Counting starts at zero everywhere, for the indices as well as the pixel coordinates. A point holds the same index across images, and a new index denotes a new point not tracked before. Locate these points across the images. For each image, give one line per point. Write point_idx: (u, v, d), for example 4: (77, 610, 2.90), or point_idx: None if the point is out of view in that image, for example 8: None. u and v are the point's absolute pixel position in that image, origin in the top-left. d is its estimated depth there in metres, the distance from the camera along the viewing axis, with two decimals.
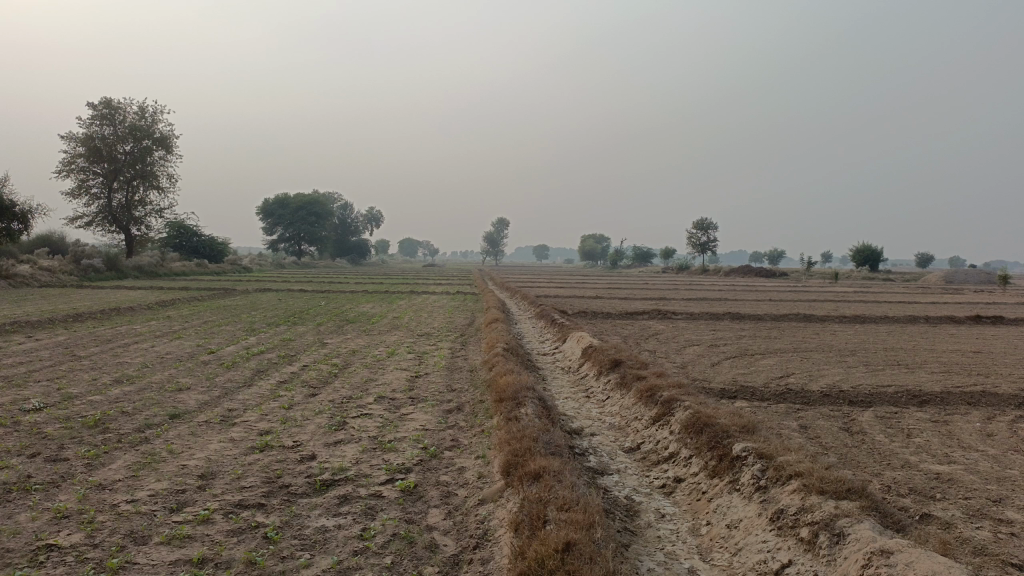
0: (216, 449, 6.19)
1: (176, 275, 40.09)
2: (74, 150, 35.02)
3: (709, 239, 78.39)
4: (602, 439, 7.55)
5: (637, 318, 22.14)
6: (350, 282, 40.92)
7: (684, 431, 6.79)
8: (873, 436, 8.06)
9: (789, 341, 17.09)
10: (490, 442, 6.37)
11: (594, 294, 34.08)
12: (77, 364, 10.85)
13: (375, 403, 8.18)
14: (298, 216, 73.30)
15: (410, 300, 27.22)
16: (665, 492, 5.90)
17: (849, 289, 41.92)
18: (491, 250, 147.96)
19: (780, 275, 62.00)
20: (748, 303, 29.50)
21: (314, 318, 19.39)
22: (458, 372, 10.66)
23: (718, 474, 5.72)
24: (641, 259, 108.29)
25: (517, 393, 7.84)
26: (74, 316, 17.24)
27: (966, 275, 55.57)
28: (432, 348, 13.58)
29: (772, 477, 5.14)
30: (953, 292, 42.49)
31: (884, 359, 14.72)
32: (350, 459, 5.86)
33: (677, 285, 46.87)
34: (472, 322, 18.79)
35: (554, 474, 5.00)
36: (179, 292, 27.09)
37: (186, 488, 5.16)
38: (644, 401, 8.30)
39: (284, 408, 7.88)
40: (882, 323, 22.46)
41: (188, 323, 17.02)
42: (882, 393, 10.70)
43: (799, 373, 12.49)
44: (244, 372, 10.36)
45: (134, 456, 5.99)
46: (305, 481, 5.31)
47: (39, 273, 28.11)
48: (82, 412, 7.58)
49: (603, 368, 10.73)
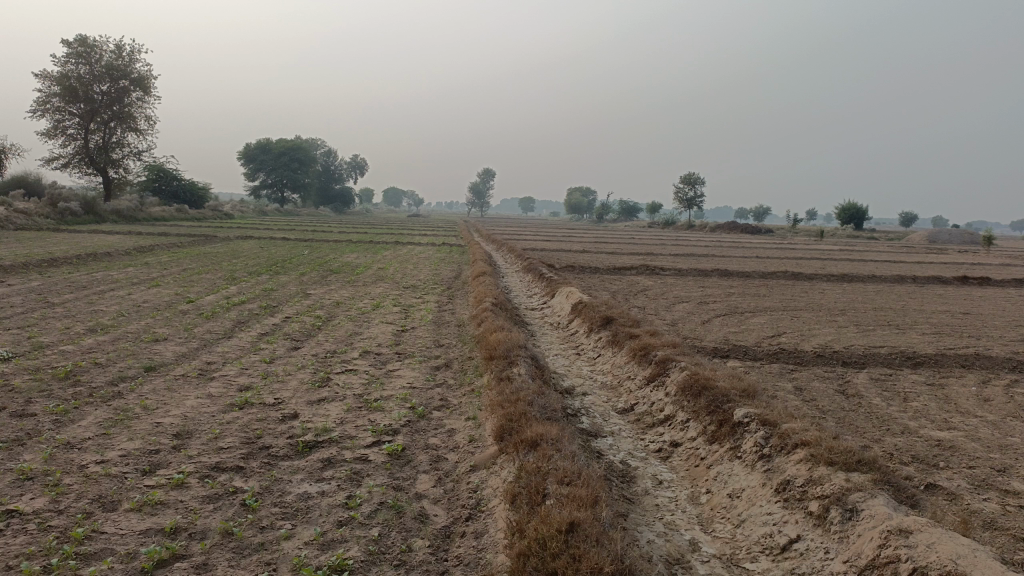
0: (193, 406, 5.89)
1: (156, 220, 39.35)
2: (49, 89, 33.89)
3: (696, 194, 77.89)
4: (594, 399, 7.33)
5: (625, 273, 21.87)
6: (334, 230, 40.33)
7: (681, 393, 6.57)
8: (869, 399, 7.90)
9: (778, 300, 16.92)
10: (480, 403, 6.13)
11: (581, 248, 33.82)
12: (50, 311, 10.47)
13: (360, 359, 7.89)
14: (280, 162, 72.12)
15: (394, 251, 26.83)
16: (661, 457, 5.68)
17: (834, 248, 41.90)
18: (478, 201, 147.03)
19: (766, 232, 61.83)
20: (735, 259, 29.30)
21: (297, 267, 18.99)
22: (445, 326, 10.37)
23: (717, 440, 5.50)
24: (628, 213, 107.94)
25: (508, 351, 7.59)
26: (49, 261, 16.77)
27: (950, 235, 55.68)
28: (418, 301, 13.26)
29: (776, 445, 4.90)
30: (937, 251, 42.57)
31: (874, 319, 14.59)
32: (335, 419, 5.58)
33: (662, 239, 46.73)
34: (459, 275, 18.48)
35: (550, 441, 4.75)
36: (159, 238, 26.55)
37: (160, 448, 4.88)
38: (638, 359, 8.08)
39: (265, 362, 7.60)
40: (869, 282, 22.35)
41: (168, 270, 16.56)
42: (876, 354, 10.57)
43: (790, 331, 12.32)
44: (224, 323, 10.03)
45: (105, 412, 5.68)
46: (287, 442, 5.03)
47: (14, 216, 27.42)
48: (53, 363, 7.24)
49: (593, 325, 10.47)
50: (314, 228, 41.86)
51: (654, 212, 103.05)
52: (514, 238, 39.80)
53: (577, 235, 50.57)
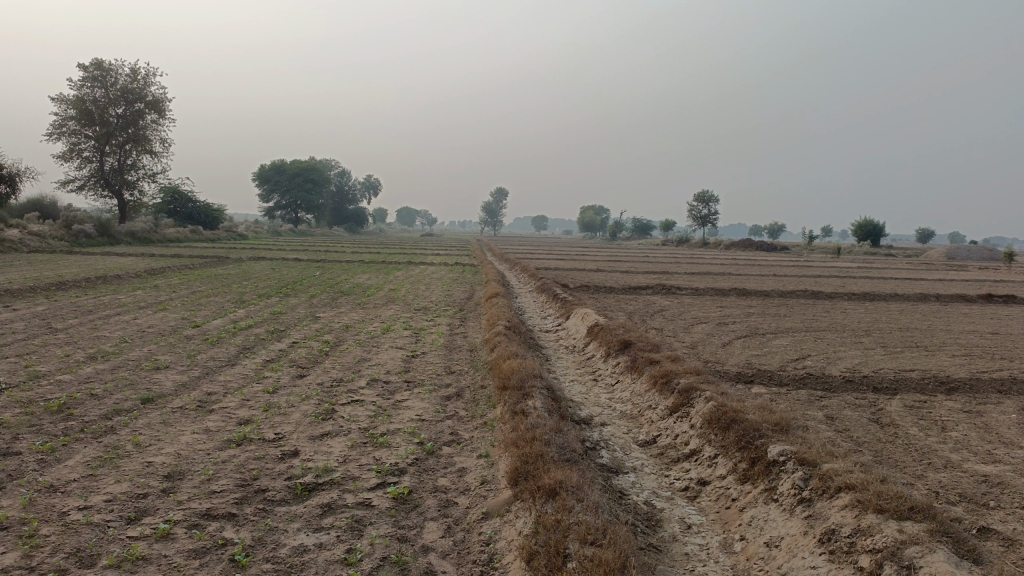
0: (188, 442, 5.53)
1: (170, 241, 39.30)
2: (65, 112, 34.07)
3: (710, 212, 77.28)
4: (613, 431, 6.92)
5: (640, 293, 21.44)
6: (348, 250, 40.14)
7: (707, 425, 6.15)
8: (905, 429, 7.44)
9: (800, 320, 16.44)
10: (493, 438, 5.75)
11: (595, 266, 33.39)
12: (52, 338, 10.19)
13: (367, 387, 7.53)
14: (294, 183, 72.33)
15: (407, 271, 26.54)
16: (688, 496, 5.26)
17: (854, 265, 41.20)
18: (490, 220, 147.11)
19: (781, 249, 61.12)
20: (752, 278, 28.79)
21: (307, 289, 18.68)
22: (457, 352, 10.00)
23: (749, 480, 5.08)
24: (641, 232, 107.56)
25: (523, 381, 7.19)
26: (58, 285, 16.56)
27: (969, 251, 54.84)
28: (430, 324, 12.90)
29: (817, 488, 4.48)
30: (958, 267, 41.81)
31: (900, 340, 14.08)
32: (338, 457, 5.21)
33: (676, 257, 46.30)
34: (472, 295, 18.14)
35: (571, 487, 4.35)
36: (172, 259, 26.41)
37: (149, 492, 4.53)
38: (659, 387, 7.66)
39: (268, 393, 7.24)
40: (892, 301, 21.75)
41: (176, 293, 16.34)
42: (907, 379, 10.08)
43: (815, 355, 11.84)
44: (229, 350, 9.69)
45: (94, 450, 5.34)
46: (285, 485, 4.66)
47: (28, 239, 27.41)
48: (46, 395, 6.92)
49: (611, 349, 10.07)
50: (327, 249, 41.79)
51: (667, 229, 102.57)
52: (527, 257, 39.43)
53: (590, 253, 50.25)
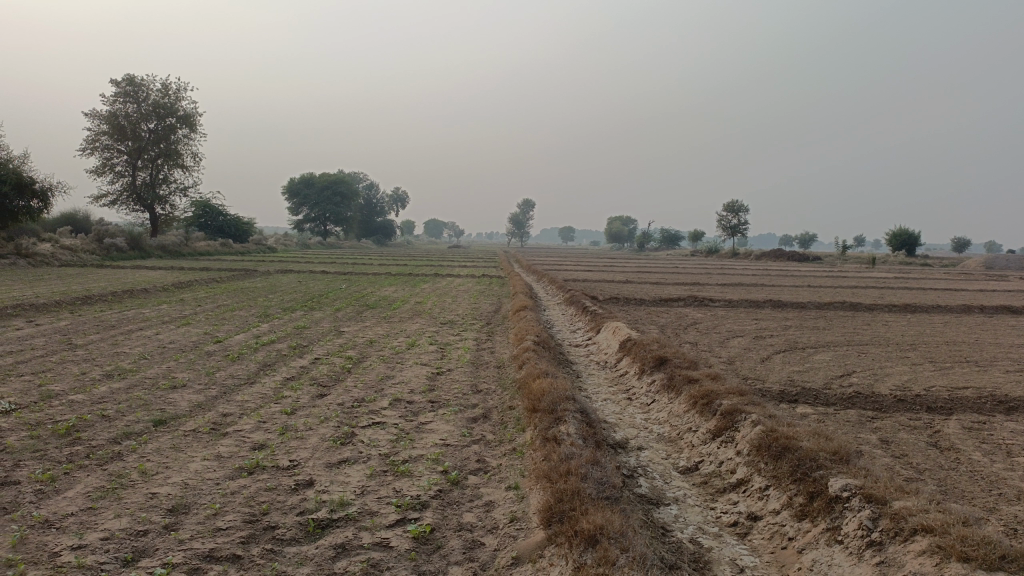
0: (197, 470, 5.17)
1: (200, 254, 39.48)
2: (97, 128, 34.44)
3: (740, 222, 76.33)
4: (651, 456, 6.45)
5: (671, 305, 20.91)
6: (376, 263, 39.95)
7: (756, 453, 5.67)
8: (968, 455, 6.88)
9: (840, 334, 15.77)
10: (522, 467, 5.32)
11: (624, 278, 32.89)
12: (70, 354, 9.94)
13: (389, 409, 7.12)
14: (323, 196, 72.68)
15: (433, 283, 26.31)
16: (738, 533, 4.77)
17: (889, 275, 40.24)
18: (517, 232, 147.19)
19: (814, 258, 60.04)
20: (785, 289, 28.07)
21: (332, 302, 18.39)
22: (484, 368, 9.58)
23: (808, 517, 4.59)
24: (670, 242, 106.78)
25: (555, 404, 6.75)
26: (84, 299, 16.45)
27: (1008, 260, 53.34)
28: (456, 339, 12.50)
29: (888, 530, 4.00)
30: (999, 278, 40.58)
31: (948, 355, 13.40)
32: (355, 488, 4.81)
33: (706, 268, 45.71)
34: (499, 309, 17.74)
35: (612, 534, 3.89)
36: (200, 272, 26.38)
37: (150, 529, 4.15)
38: (700, 409, 7.18)
39: (286, 414, 6.87)
40: (933, 313, 20.98)
41: (201, 307, 16.12)
42: (963, 398, 9.45)
43: (860, 371, 11.22)
44: (249, 367, 9.37)
45: (97, 479, 4.99)
46: (297, 521, 4.27)
47: (60, 253, 27.56)
48: (55, 417, 6.60)
49: (645, 366, 9.60)
50: (356, 261, 41.75)
51: (696, 239, 101.55)
52: (556, 268, 38.99)
53: (619, 264, 49.75)
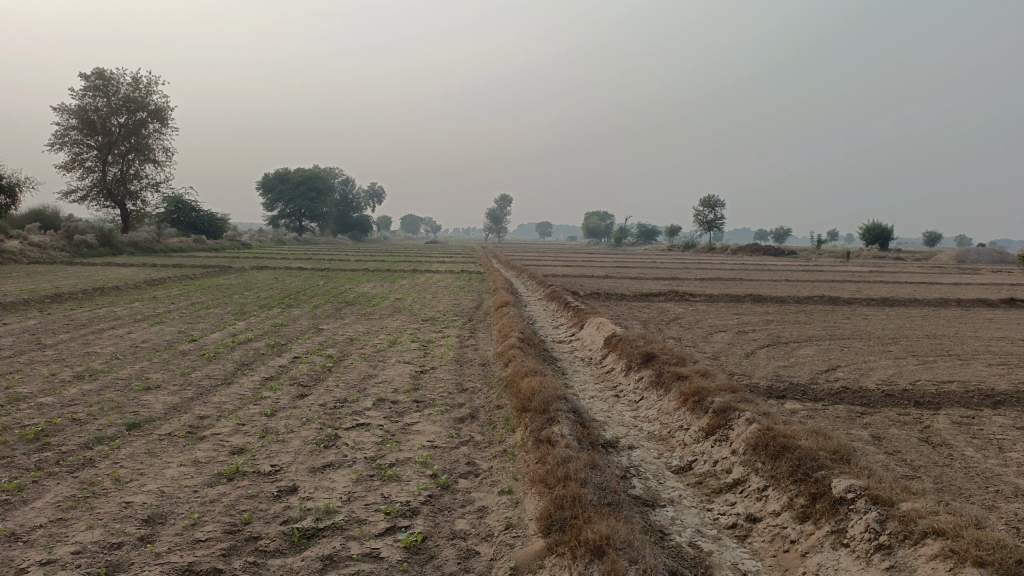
0: (174, 477, 4.93)
1: (173, 251, 38.82)
2: (66, 122, 33.71)
3: (716, 217, 76.68)
4: (643, 455, 6.30)
5: (652, 300, 20.84)
6: (353, 259, 39.53)
7: (752, 452, 5.54)
8: (960, 450, 6.79)
9: (822, 328, 15.76)
10: (516, 470, 5.14)
11: (603, 273, 32.81)
12: (39, 355, 9.59)
13: (373, 410, 6.90)
14: (298, 191, 71.90)
15: (412, 279, 26.04)
16: (738, 535, 4.62)
17: (864, 269, 40.59)
18: (495, 227, 146.94)
19: (789, 253, 60.42)
20: (763, 283, 28.12)
21: (310, 299, 18.08)
22: (468, 366, 9.37)
23: (811, 519, 4.46)
24: (647, 237, 107.13)
25: (546, 403, 6.58)
26: (54, 297, 16.00)
27: (979, 254, 54.03)
28: (438, 336, 12.28)
29: (897, 533, 3.88)
30: (971, 271, 41.09)
31: (930, 349, 13.39)
32: (341, 495, 4.60)
33: (685, 263, 45.74)
34: (480, 305, 17.54)
35: (618, 544, 3.72)
36: (173, 269, 25.86)
37: (124, 541, 3.91)
38: (691, 406, 7.04)
39: (266, 417, 6.62)
40: (911, 306, 21.07)
41: (175, 305, 15.74)
42: (950, 392, 9.40)
43: (846, 366, 11.16)
44: (226, 366, 9.10)
45: (67, 488, 4.73)
46: (282, 531, 4.06)
47: (28, 250, 26.90)
48: (24, 421, 6.31)
49: (632, 362, 9.44)
50: (333, 257, 41.30)
51: (672, 234, 101.93)
52: (535, 264, 38.81)
53: (597, 259, 49.69)
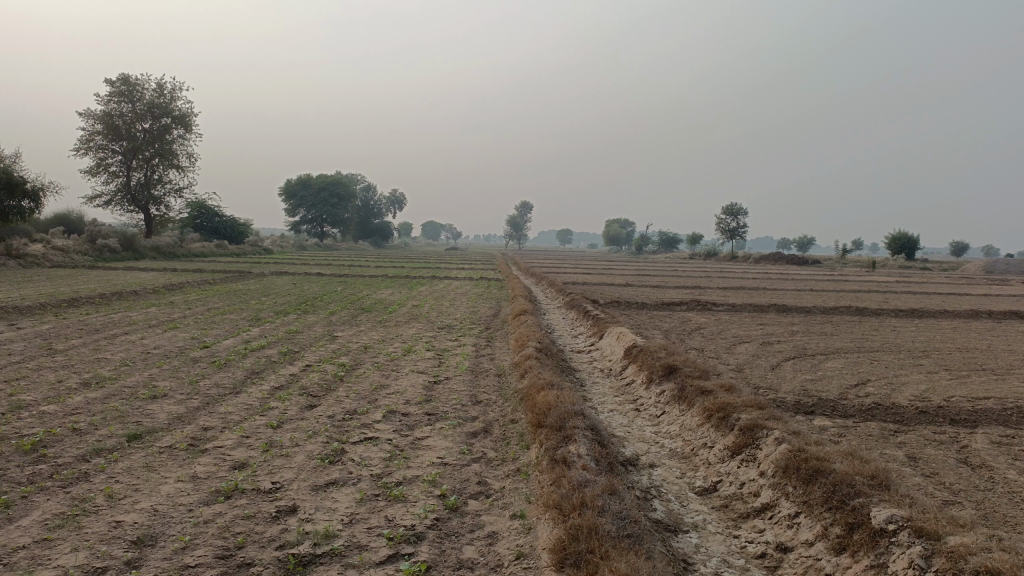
0: (168, 494, 4.68)
1: (195, 256, 38.93)
2: (92, 127, 33.99)
3: (738, 225, 75.97)
4: (665, 474, 5.98)
5: (674, 309, 20.48)
6: (373, 265, 39.41)
7: (782, 475, 5.21)
8: (1002, 472, 6.40)
9: (849, 340, 15.31)
10: (529, 492, 4.84)
11: (624, 281, 32.43)
12: (48, 361, 9.43)
13: (383, 422, 6.63)
14: (320, 198, 72.15)
15: (430, 285, 25.85)
16: (766, 567, 4.29)
17: (891, 278, 39.81)
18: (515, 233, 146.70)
19: (813, 262, 59.60)
20: (787, 293, 27.63)
21: (327, 305, 17.88)
22: (484, 377, 9.09)
23: (848, 551, 4.13)
24: (668, 244, 106.36)
25: (564, 419, 6.27)
26: (72, 301, 15.93)
27: (1008, 264, 52.95)
28: (454, 345, 12.01)
29: (945, 571, 3.54)
30: (1000, 281, 40.19)
31: (963, 363, 12.92)
32: (343, 517, 4.32)
33: (708, 271, 45.18)
34: (498, 313, 17.25)
35: None
36: (192, 274, 25.83)
37: (109, 565, 3.66)
38: (715, 423, 6.71)
39: (271, 429, 6.37)
40: (941, 318, 20.51)
41: (191, 310, 15.62)
42: (987, 409, 8.97)
43: (876, 380, 10.75)
44: (236, 375, 8.89)
45: (57, 504, 4.50)
46: (277, 556, 3.79)
47: (51, 254, 27.00)
48: (22, 430, 6.09)
49: (653, 375, 9.10)
50: (353, 263, 41.22)
51: (694, 243, 101.16)
52: (555, 272, 38.50)
53: (619, 267, 49.31)
